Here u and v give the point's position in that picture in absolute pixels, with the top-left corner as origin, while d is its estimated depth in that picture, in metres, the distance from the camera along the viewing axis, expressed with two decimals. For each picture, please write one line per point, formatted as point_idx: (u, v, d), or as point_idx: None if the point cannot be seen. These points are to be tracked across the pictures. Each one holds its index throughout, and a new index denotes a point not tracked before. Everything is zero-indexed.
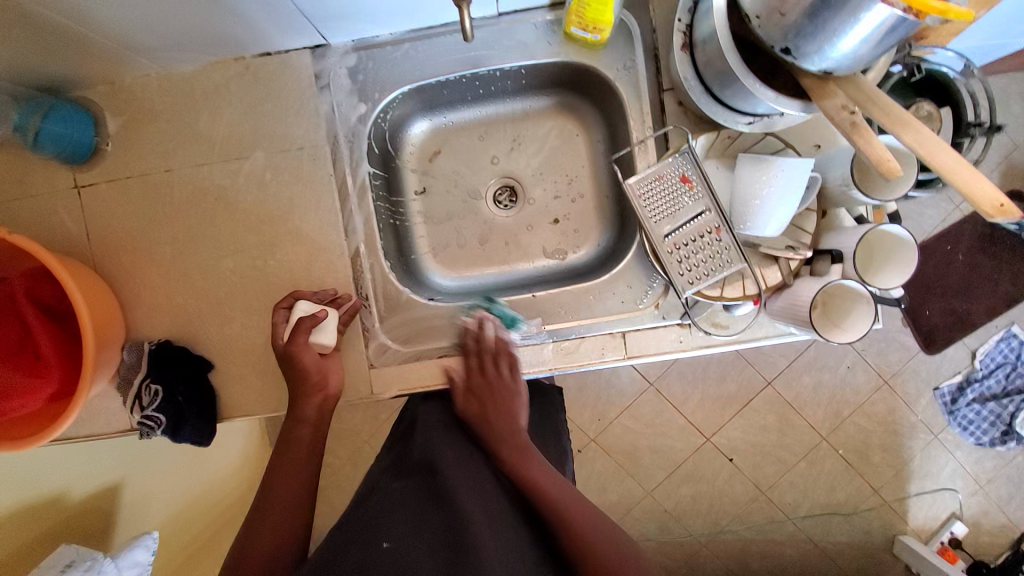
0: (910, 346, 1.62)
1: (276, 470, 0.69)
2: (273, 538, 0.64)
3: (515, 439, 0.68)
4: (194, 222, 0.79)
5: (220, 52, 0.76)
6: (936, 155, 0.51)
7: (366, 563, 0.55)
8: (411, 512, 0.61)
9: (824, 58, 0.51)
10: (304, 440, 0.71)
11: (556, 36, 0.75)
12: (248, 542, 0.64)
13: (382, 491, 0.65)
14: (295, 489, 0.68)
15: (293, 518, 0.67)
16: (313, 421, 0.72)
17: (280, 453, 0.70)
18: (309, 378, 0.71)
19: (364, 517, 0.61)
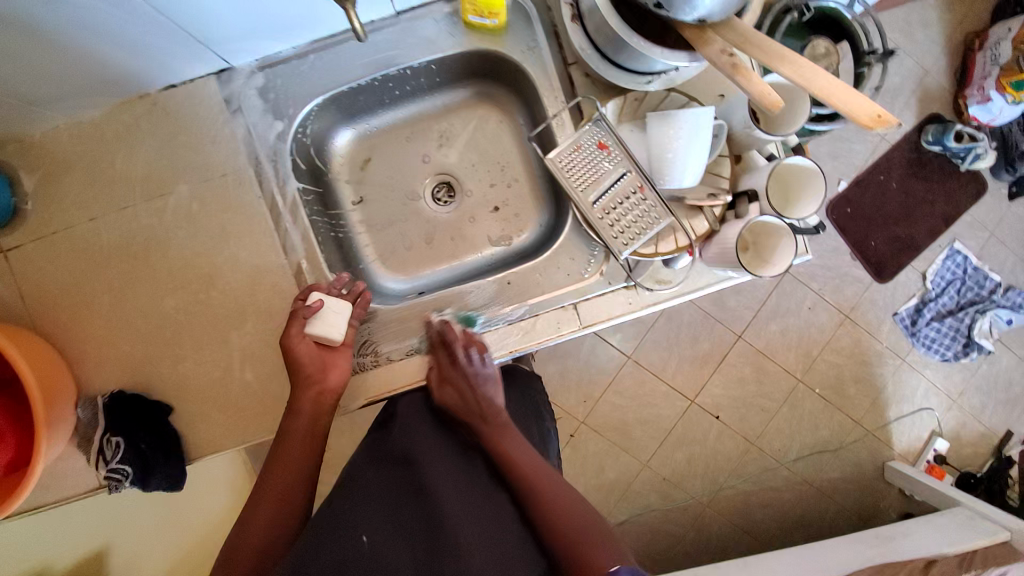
0: (863, 278, 1.69)
1: (274, 461, 0.70)
2: (267, 526, 0.66)
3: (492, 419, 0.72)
4: (126, 267, 0.77)
5: (126, 91, 0.76)
6: (815, 82, 0.54)
7: (343, 556, 0.58)
8: (384, 504, 0.64)
9: (696, 7, 0.54)
10: (299, 432, 0.71)
11: (456, 27, 0.77)
12: (246, 526, 0.66)
13: (359, 482, 0.68)
14: (288, 482, 0.69)
15: (288, 512, 0.68)
16: (310, 414, 0.72)
17: (281, 441, 0.71)
18: (303, 370, 0.71)
19: (339, 512, 0.63)
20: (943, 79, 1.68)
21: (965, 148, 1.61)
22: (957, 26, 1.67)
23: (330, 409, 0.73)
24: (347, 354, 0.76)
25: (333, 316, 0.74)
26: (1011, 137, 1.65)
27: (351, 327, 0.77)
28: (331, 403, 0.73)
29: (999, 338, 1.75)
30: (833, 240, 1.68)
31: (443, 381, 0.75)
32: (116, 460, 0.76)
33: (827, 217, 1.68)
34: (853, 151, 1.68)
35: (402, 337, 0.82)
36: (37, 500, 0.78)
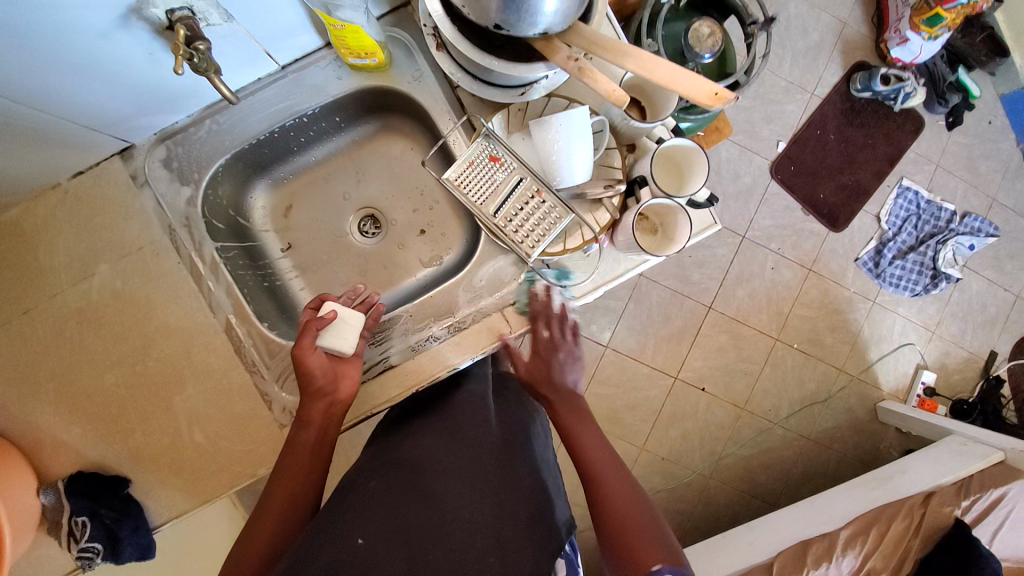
0: (820, 231, 1.72)
1: (275, 475, 0.71)
2: (268, 537, 0.66)
3: (572, 400, 0.82)
4: (63, 352, 0.79)
5: (34, 186, 0.77)
6: (655, 70, 0.56)
7: (340, 555, 0.57)
8: (384, 509, 0.65)
9: (534, 23, 0.56)
10: (308, 443, 0.73)
11: (343, 70, 0.80)
12: (247, 535, 0.67)
13: (359, 489, 0.70)
14: (288, 505, 0.69)
15: (287, 534, 0.68)
16: (319, 424, 0.74)
17: (287, 451, 0.72)
18: (314, 382, 0.74)
19: (338, 519, 0.63)
20: (861, 28, 1.73)
21: (893, 89, 1.64)
22: None
23: (339, 419, 0.76)
24: (357, 366, 0.79)
25: (345, 328, 0.77)
26: (938, 69, 1.70)
27: (362, 339, 0.80)
28: (340, 413, 0.76)
29: (964, 264, 1.79)
30: (785, 199, 1.71)
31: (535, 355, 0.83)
32: (86, 538, 0.80)
33: (774, 177, 1.70)
34: (787, 111, 1.71)
35: (372, 357, 0.84)
36: None
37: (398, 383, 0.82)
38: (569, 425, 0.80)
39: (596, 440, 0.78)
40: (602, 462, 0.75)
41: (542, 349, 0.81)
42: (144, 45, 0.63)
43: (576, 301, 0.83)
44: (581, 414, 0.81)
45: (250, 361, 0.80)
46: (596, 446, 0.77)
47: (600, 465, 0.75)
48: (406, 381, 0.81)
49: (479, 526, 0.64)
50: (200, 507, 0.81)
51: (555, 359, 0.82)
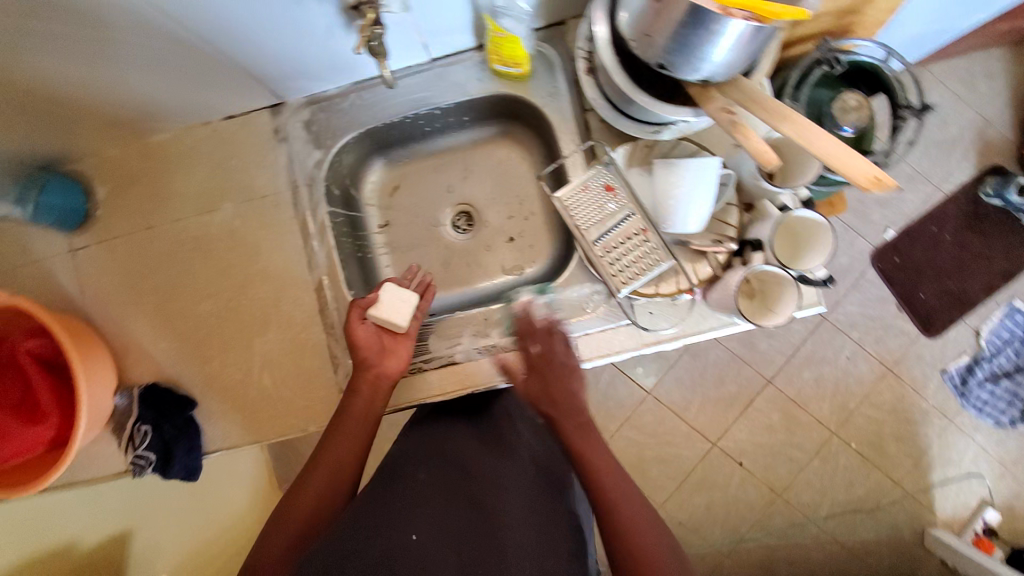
0: (909, 331, 1.59)
1: (328, 441, 0.74)
2: (315, 500, 0.70)
3: (580, 418, 0.72)
4: (174, 272, 0.86)
5: (191, 119, 0.85)
6: (813, 143, 0.55)
7: (395, 548, 0.60)
8: (434, 506, 0.67)
9: (699, 68, 0.56)
10: (356, 411, 0.75)
11: (485, 73, 0.83)
12: (294, 495, 0.70)
13: (407, 480, 0.71)
14: (327, 488, 0.71)
15: (322, 515, 0.70)
16: (366, 395, 0.76)
17: (338, 418, 0.75)
18: (363, 353, 0.77)
19: (391, 507, 0.66)
20: (1008, 131, 1.60)
21: None
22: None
23: (385, 393, 0.77)
24: (408, 344, 0.80)
25: (394, 304, 0.78)
26: None
27: (415, 319, 0.81)
28: (386, 387, 0.77)
29: None
30: (878, 290, 1.60)
31: (530, 369, 0.74)
32: (143, 446, 0.83)
33: (871, 265, 1.60)
34: (903, 200, 1.60)
35: (435, 349, 0.86)
36: (71, 475, 0.86)
37: (455, 382, 0.82)
38: (582, 450, 0.70)
39: (610, 462, 0.70)
40: (618, 486, 0.69)
41: (537, 365, 0.73)
42: (327, 18, 0.67)
43: (648, 333, 0.78)
44: (591, 433, 0.71)
45: (330, 324, 0.84)
46: (605, 470, 0.69)
47: (615, 496, 0.68)
48: (465, 381, 0.82)
49: (529, 548, 0.64)
50: (250, 446, 0.85)
51: (555, 374, 0.73)
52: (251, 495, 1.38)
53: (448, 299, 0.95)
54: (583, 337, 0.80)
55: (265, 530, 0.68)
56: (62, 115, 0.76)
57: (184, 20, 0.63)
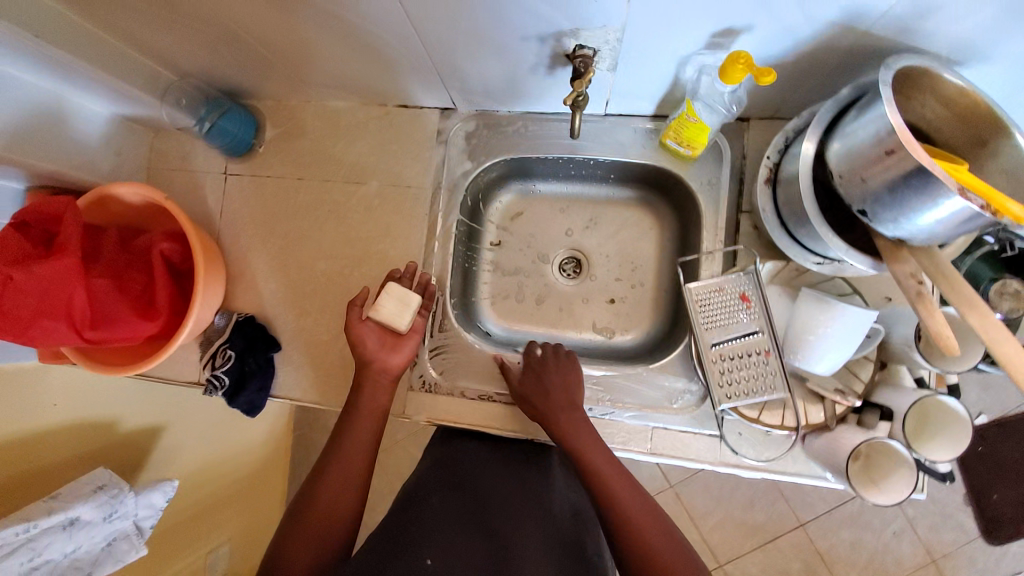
0: (968, 530, 1.44)
1: (338, 446, 0.74)
2: (332, 499, 0.70)
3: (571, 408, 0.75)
4: (304, 224, 0.91)
5: (371, 98, 0.90)
6: (1001, 344, 0.52)
7: (411, 571, 0.65)
8: (449, 532, 0.71)
9: (901, 227, 0.54)
10: (362, 409, 0.76)
11: (651, 143, 0.84)
12: (311, 496, 0.70)
13: (422, 504, 0.76)
14: (340, 498, 0.70)
15: (336, 521, 0.69)
16: (369, 391, 0.77)
17: (345, 415, 0.77)
18: (365, 353, 0.78)
19: (407, 534, 0.71)
20: None
21: None
22: None
23: (389, 387, 0.78)
24: (412, 341, 0.81)
25: (393, 303, 0.79)
26: None
27: (419, 317, 0.82)
28: (390, 383, 0.78)
29: None
30: (950, 475, 1.47)
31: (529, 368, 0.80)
32: (220, 368, 0.86)
33: None
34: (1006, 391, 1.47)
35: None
36: (150, 371, 0.92)
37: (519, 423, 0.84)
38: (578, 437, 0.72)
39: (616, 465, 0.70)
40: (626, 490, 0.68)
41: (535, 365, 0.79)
42: (538, 56, 0.69)
43: (731, 452, 0.76)
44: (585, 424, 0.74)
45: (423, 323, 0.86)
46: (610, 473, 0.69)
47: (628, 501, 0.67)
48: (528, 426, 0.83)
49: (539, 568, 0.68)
50: (310, 406, 0.88)
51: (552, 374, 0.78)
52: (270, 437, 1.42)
53: (535, 338, 0.95)
54: (661, 429, 0.79)
55: (282, 527, 0.69)
56: (265, 64, 0.82)
57: (421, 29, 0.67)
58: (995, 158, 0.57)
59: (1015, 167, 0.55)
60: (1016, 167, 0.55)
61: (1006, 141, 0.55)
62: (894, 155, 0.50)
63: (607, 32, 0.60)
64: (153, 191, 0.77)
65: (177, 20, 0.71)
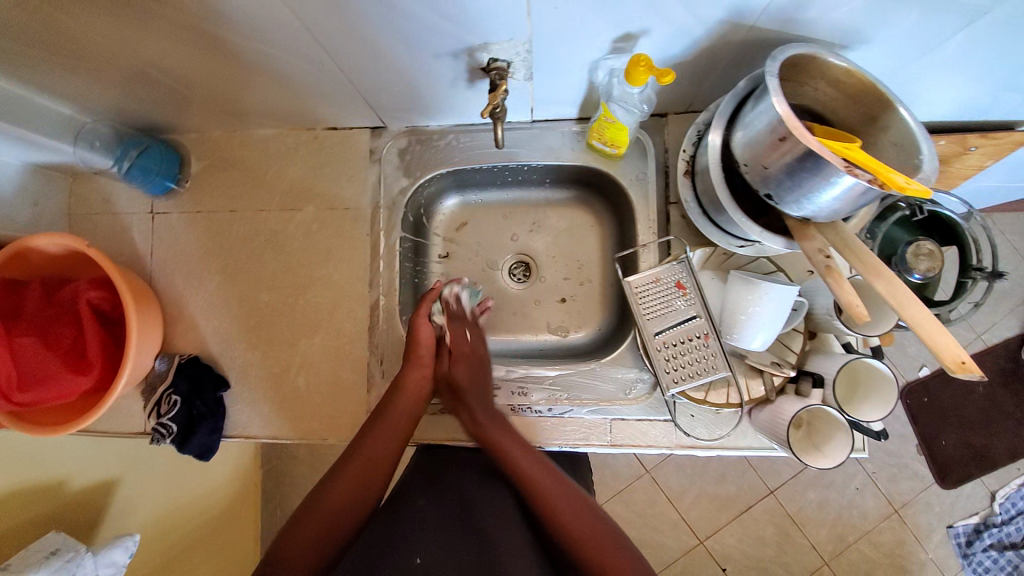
0: (923, 477, 1.53)
1: (359, 444, 0.73)
2: (346, 496, 0.68)
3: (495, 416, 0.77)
4: (243, 257, 0.90)
5: (299, 123, 0.89)
6: (906, 307, 0.55)
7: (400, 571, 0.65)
8: (437, 532, 0.71)
9: (804, 206, 0.58)
10: (399, 411, 0.75)
11: (580, 144, 0.86)
12: (322, 493, 0.68)
13: (407, 507, 0.75)
14: (356, 489, 0.69)
15: (347, 517, 0.67)
16: (411, 392, 0.77)
17: (377, 415, 0.75)
18: (417, 352, 0.79)
19: (393, 535, 0.71)
20: None
21: None
22: None
23: (427, 396, 0.79)
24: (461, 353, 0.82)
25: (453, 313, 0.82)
26: None
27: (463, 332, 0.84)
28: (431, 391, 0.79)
29: None
30: (901, 426, 1.56)
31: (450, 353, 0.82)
32: (167, 416, 0.83)
33: None
34: None
35: None
36: (92, 425, 0.87)
37: None
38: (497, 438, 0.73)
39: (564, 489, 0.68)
40: (583, 520, 0.66)
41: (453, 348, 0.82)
42: (455, 72, 0.70)
43: (683, 436, 0.79)
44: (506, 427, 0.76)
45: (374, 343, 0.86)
46: (559, 501, 0.67)
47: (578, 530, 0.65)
48: None
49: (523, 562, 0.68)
50: (266, 441, 0.86)
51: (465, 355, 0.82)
52: (237, 476, 1.37)
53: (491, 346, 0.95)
54: (618, 421, 0.81)
55: (288, 524, 0.66)
56: (181, 98, 0.80)
57: (334, 52, 0.66)
58: (884, 133, 0.61)
59: (900, 140, 0.59)
60: (902, 141, 0.59)
61: (892, 116, 0.59)
62: (787, 140, 0.53)
63: (515, 44, 0.62)
64: (74, 240, 0.74)
65: (80, 65, 0.69)
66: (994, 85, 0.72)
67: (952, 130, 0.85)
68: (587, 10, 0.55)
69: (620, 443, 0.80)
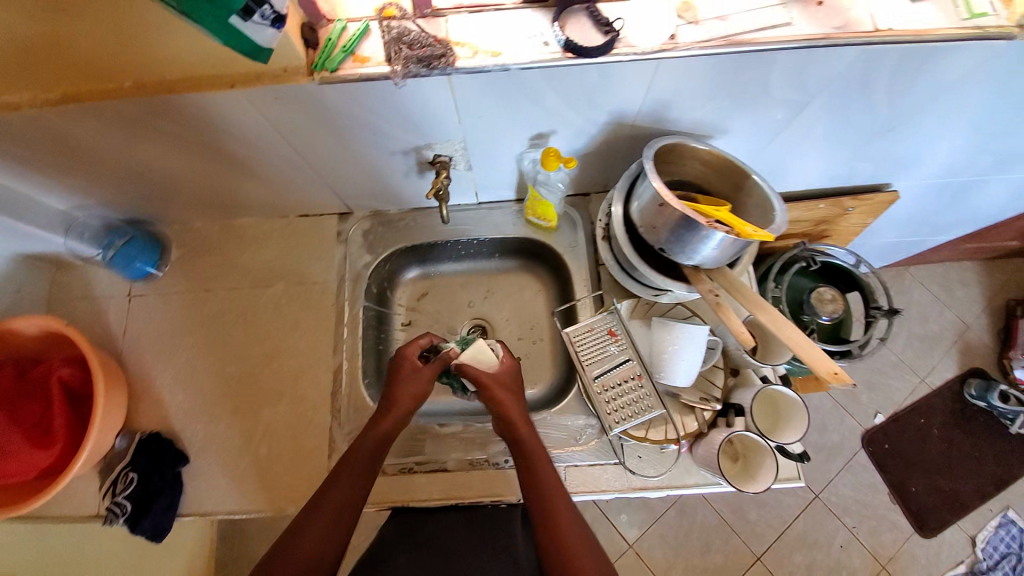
0: (902, 526, 1.52)
1: (335, 481, 0.74)
2: (319, 539, 0.69)
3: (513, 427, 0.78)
4: (215, 332, 0.96)
5: (274, 213, 1.02)
6: (786, 333, 0.66)
7: None
8: None
9: (691, 256, 0.71)
10: (368, 449, 0.76)
11: (521, 220, 1.01)
12: (293, 543, 0.68)
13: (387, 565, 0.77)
14: (317, 551, 0.68)
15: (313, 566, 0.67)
16: (387, 429, 0.78)
17: (348, 455, 0.76)
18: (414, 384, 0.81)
19: None
20: (986, 336, 1.66)
21: (1012, 410, 1.53)
22: (997, 289, 1.69)
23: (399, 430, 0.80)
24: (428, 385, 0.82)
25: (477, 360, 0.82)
26: None
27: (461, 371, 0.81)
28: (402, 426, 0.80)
29: None
30: (871, 474, 1.56)
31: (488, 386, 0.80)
32: (122, 494, 0.83)
33: (864, 447, 1.58)
34: (891, 387, 1.63)
35: (428, 453, 0.88)
36: (40, 512, 0.86)
37: (440, 489, 0.85)
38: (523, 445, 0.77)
39: (571, 513, 0.71)
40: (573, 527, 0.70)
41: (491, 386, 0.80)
42: (407, 166, 0.85)
43: (633, 475, 0.83)
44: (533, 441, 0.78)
45: (337, 407, 0.90)
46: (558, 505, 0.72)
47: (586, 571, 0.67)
48: (450, 491, 0.86)
49: None
50: (223, 517, 0.85)
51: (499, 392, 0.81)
52: None
53: (449, 406, 0.99)
54: (571, 468, 0.85)
55: None
56: (169, 195, 0.92)
57: (306, 154, 0.80)
58: (749, 197, 0.76)
59: (761, 202, 0.74)
60: (762, 202, 0.74)
61: (751, 184, 0.75)
62: (665, 206, 0.67)
63: (453, 143, 0.78)
64: (52, 320, 0.80)
65: (81, 169, 0.81)
66: (842, 158, 0.90)
67: (827, 195, 1.03)
68: (504, 117, 0.72)
69: (574, 490, 0.84)
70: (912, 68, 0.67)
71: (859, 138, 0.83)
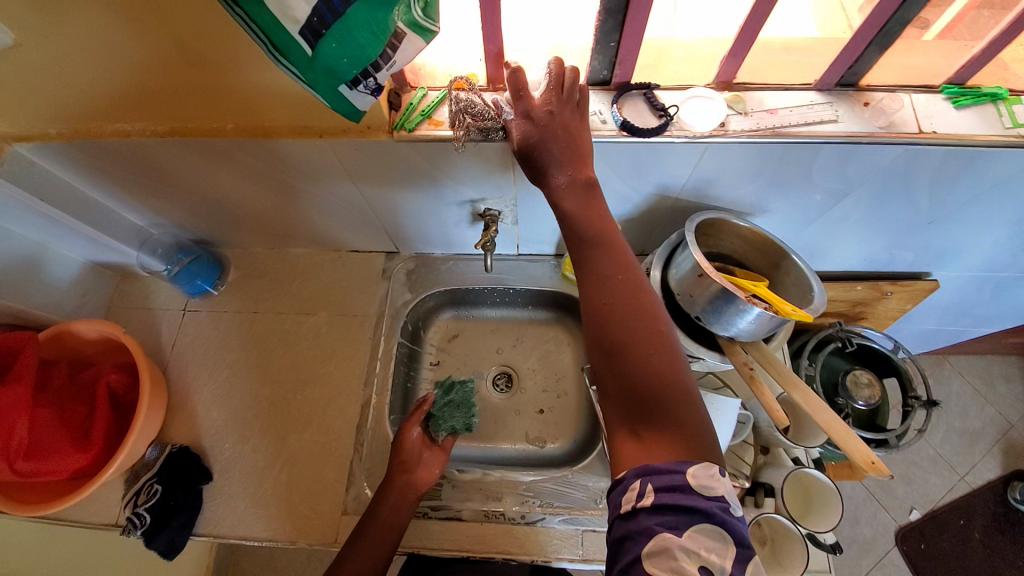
0: None
1: (358, 539, 0.75)
2: None
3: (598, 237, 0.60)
4: (256, 353, 1.00)
5: (327, 247, 1.08)
6: (821, 416, 0.65)
7: None
8: None
9: (727, 327, 0.72)
10: (384, 519, 0.77)
11: (558, 275, 1.05)
12: None
13: None
14: None
15: None
16: (394, 496, 0.79)
17: (366, 522, 0.77)
18: (404, 454, 0.83)
19: None
20: None
21: None
22: None
23: (413, 500, 0.80)
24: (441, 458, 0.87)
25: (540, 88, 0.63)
26: None
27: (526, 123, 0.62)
28: (414, 496, 0.80)
29: None
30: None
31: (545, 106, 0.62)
32: (143, 505, 0.85)
33: (898, 545, 1.47)
34: (930, 482, 1.53)
35: (445, 497, 0.87)
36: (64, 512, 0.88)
37: (453, 540, 0.84)
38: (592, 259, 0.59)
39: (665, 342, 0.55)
40: (657, 354, 0.54)
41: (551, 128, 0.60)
42: (457, 215, 0.90)
43: None
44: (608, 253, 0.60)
45: (361, 440, 0.91)
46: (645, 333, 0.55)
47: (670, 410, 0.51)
48: (464, 541, 0.84)
49: None
50: (235, 540, 0.85)
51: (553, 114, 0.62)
52: None
53: (472, 453, 0.99)
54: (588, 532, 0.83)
55: None
56: (236, 223, 1.00)
57: (367, 198, 0.87)
58: (787, 275, 0.78)
59: (799, 280, 0.76)
60: (800, 280, 0.76)
61: (789, 263, 0.77)
62: (704, 276, 0.69)
63: (505, 199, 0.84)
64: (112, 328, 0.86)
65: (168, 193, 0.90)
66: (881, 245, 0.91)
67: (866, 277, 1.04)
68: None
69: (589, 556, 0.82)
70: (954, 168, 0.70)
71: (899, 227, 0.85)
